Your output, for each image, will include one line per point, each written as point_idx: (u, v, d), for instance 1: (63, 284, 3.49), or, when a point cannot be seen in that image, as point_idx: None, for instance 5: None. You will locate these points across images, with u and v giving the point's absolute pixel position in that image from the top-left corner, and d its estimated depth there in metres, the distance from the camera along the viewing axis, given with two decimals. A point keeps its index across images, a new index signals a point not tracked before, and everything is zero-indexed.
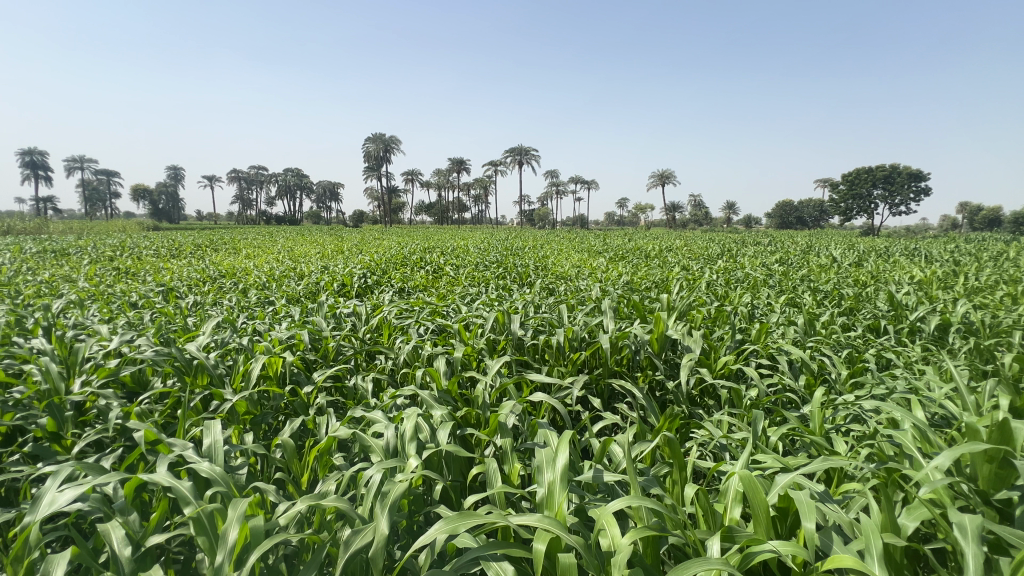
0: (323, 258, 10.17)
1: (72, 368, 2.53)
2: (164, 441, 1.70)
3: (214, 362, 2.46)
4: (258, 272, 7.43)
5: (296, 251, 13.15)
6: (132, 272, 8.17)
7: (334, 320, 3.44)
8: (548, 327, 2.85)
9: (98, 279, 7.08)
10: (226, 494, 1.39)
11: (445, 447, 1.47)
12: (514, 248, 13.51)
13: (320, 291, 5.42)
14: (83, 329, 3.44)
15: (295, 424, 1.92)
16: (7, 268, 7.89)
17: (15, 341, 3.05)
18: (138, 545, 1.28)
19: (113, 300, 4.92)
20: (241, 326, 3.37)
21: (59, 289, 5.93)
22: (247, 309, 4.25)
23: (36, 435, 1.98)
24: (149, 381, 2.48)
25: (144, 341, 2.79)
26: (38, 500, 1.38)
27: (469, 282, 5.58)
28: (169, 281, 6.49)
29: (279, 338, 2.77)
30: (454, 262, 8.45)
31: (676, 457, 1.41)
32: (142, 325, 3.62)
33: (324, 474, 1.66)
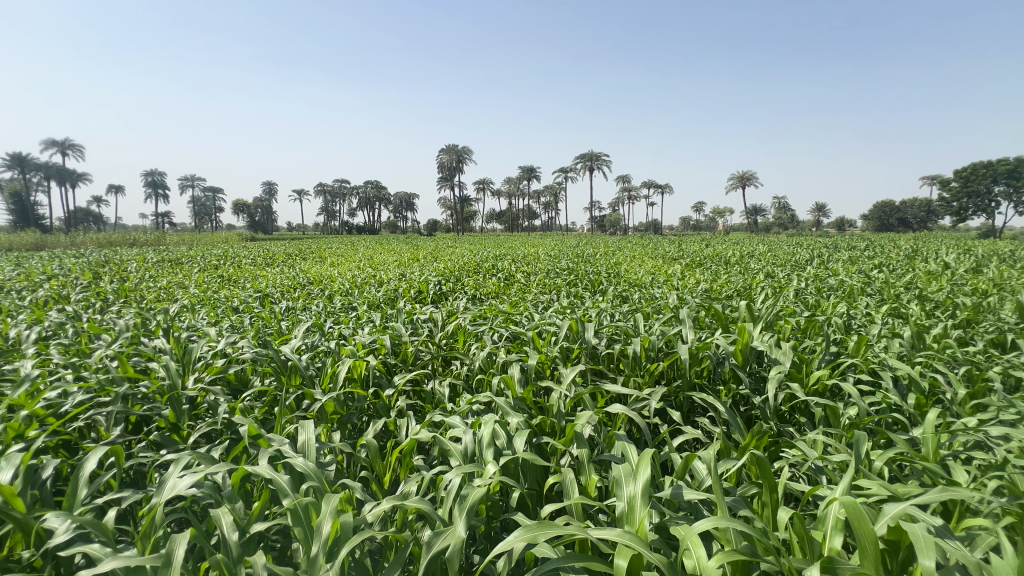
0: (400, 266, 10.63)
1: (187, 365, 2.82)
2: (264, 436, 1.85)
3: (305, 364, 2.64)
4: (343, 280, 7.90)
5: (377, 259, 13.85)
6: (234, 279, 9.00)
7: (411, 326, 3.57)
8: (624, 336, 2.78)
9: (206, 286, 7.87)
10: (319, 488, 1.49)
11: (521, 455, 1.48)
12: (583, 255, 13.38)
13: (398, 298, 5.67)
14: (194, 331, 3.83)
15: (378, 425, 2.01)
16: (133, 276, 8.96)
17: (141, 341, 3.45)
18: (243, 531, 1.40)
19: (219, 305, 5.42)
20: (328, 330, 3.59)
21: (176, 295, 6.65)
22: (332, 314, 4.51)
23: (158, 425, 2.23)
24: (250, 380, 2.71)
25: (246, 344, 3.05)
26: (162, 484, 1.55)
27: (540, 289, 5.60)
28: (265, 287, 7.07)
29: (362, 342, 2.91)
30: (525, 269, 8.51)
31: (766, 477, 1.33)
32: (243, 328, 3.96)
33: (405, 475, 1.73)
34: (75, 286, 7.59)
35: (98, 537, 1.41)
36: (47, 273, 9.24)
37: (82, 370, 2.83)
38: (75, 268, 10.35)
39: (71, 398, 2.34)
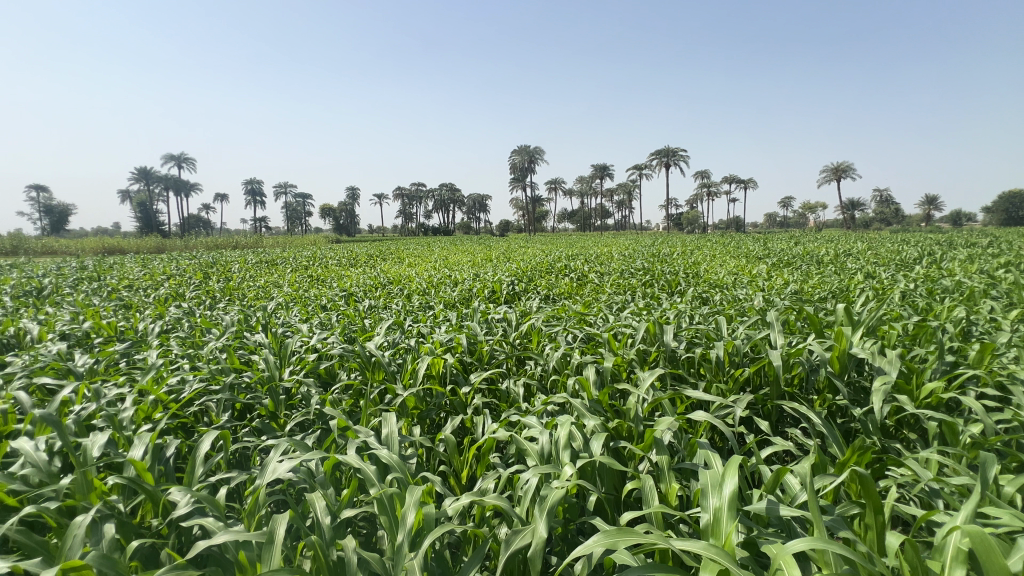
0: (473, 267, 10.85)
1: (284, 358, 3.06)
2: (352, 428, 1.97)
3: (387, 360, 2.77)
4: (420, 279, 8.22)
5: (452, 259, 14.29)
6: (322, 279, 9.65)
7: (485, 325, 3.64)
8: (705, 340, 2.65)
9: (298, 285, 8.50)
10: (402, 480, 1.56)
11: (599, 458, 1.46)
12: (658, 254, 12.93)
13: (472, 297, 5.81)
14: (289, 327, 4.14)
15: (456, 422, 2.07)
16: (236, 276, 9.88)
17: (244, 335, 3.79)
18: (334, 516, 1.50)
19: (309, 303, 5.82)
20: (407, 327, 3.75)
21: (272, 294, 7.22)
22: (411, 313, 4.69)
23: (259, 413, 2.43)
24: (338, 374, 2.88)
25: (334, 340, 3.26)
26: (264, 467, 1.70)
27: (614, 290, 5.49)
28: (350, 287, 7.52)
29: (440, 340, 3.01)
30: (598, 269, 8.39)
31: (871, 497, 1.21)
32: (331, 325, 4.24)
33: (482, 472, 1.77)
34: (190, 284, 8.50)
35: (211, 511, 1.57)
36: (167, 274, 10.38)
37: (196, 360, 3.15)
38: (189, 269, 11.56)
39: (188, 385, 2.61)
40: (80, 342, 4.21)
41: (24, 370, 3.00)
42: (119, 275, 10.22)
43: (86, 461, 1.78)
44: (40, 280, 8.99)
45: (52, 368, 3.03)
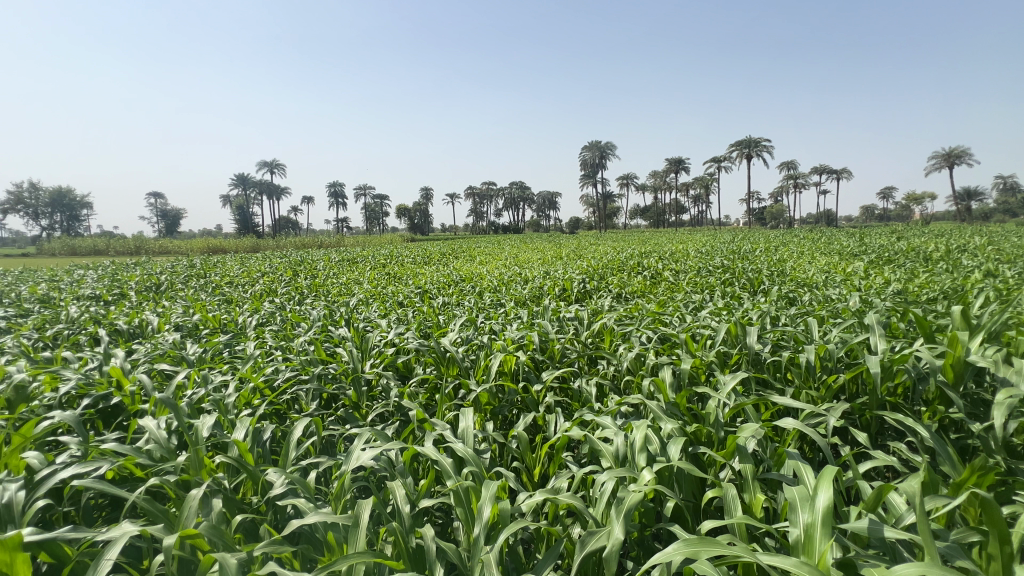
0: (543, 264, 10.86)
1: (365, 351, 3.23)
2: (429, 421, 2.04)
3: (461, 356, 2.84)
4: (491, 277, 8.35)
5: (522, 257, 14.39)
6: (399, 276, 10.07)
7: (557, 323, 3.63)
8: (793, 343, 2.48)
9: (378, 282, 8.94)
10: (477, 474, 1.60)
11: (677, 463, 1.42)
12: (739, 250, 12.23)
13: (543, 295, 5.81)
14: (369, 322, 4.37)
15: (528, 419, 2.09)
16: (322, 274, 10.57)
17: (329, 329, 4.04)
18: (413, 504, 1.57)
19: (387, 299, 6.11)
20: (480, 324, 3.82)
21: (354, 290, 7.65)
22: (483, 311, 4.78)
23: (344, 403, 2.59)
24: (414, 367, 2.99)
25: (411, 335, 3.39)
26: (349, 454, 1.81)
27: (690, 288, 5.27)
28: (425, 284, 7.79)
29: (512, 338, 3.04)
30: (673, 267, 8.09)
31: (994, 524, 1.08)
32: (408, 321, 4.41)
33: (554, 471, 1.77)
34: (282, 281, 9.20)
35: (303, 492, 1.69)
36: (263, 271, 11.30)
37: (287, 352, 3.40)
38: (282, 267, 12.52)
39: (281, 374, 2.83)
40: (191, 332, 4.69)
41: (147, 357, 3.40)
42: (223, 272, 11.28)
43: (198, 440, 1.99)
44: (160, 277, 10.13)
45: (169, 356, 3.40)
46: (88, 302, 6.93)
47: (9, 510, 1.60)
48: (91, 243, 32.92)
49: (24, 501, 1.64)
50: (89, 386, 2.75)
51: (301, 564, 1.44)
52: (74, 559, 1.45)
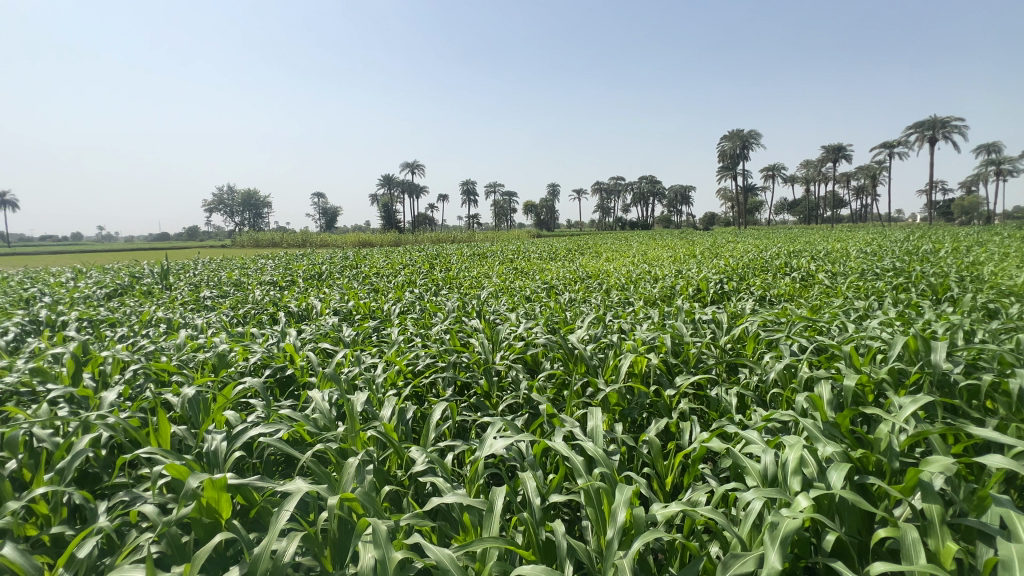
0: (673, 263, 10.34)
1: (496, 343, 3.35)
2: (558, 416, 2.06)
3: (590, 354, 2.82)
4: (619, 275, 8.16)
5: (651, 255, 13.87)
6: (525, 271, 10.31)
7: (691, 325, 3.42)
8: (996, 365, 2.05)
9: (506, 277, 9.25)
10: (608, 475, 1.58)
11: (840, 492, 1.26)
12: (917, 250, 10.42)
13: (674, 295, 5.53)
14: (498, 315, 4.54)
15: (661, 424, 2.00)
16: (455, 268, 11.24)
17: (463, 320, 4.28)
18: (543, 498, 1.60)
19: (515, 294, 6.28)
20: (608, 322, 3.75)
21: (484, 283, 8.01)
22: (610, 309, 4.69)
23: (476, 391, 2.72)
24: (542, 362, 3.03)
25: (539, 330, 3.44)
26: (483, 441, 1.90)
27: (852, 293, 4.62)
28: (551, 280, 7.88)
29: (642, 338, 2.93)
30: (830, 268, 7.16)
31: None
32: (535, 315, 4.49)
33: (689, 482, 1.68)
34: (420, 273, 9.96)
35: (441, 472, 1.82)
36: (404, 263, 12.37)
37: (426, 339, 3.67)
38: (420, 260, 13.58)
39: (421, 360, 3.06)
40: (346, 317, 5.29)
41: (313, 336, 3.90)
42: (371, 264, 12.55)
43: (354, 414, 2.24)
44: (322, 266, 11.60)
45: (330, 337, 3.88)
46: (269, 287, 8.19)
47: (215, 456, 1.94)
48: (271, 237, 38.79)
49: (225, 451, 1.98)
50: (270, 358, 3.24)
51: (439, 539, 1.55)
52: (260, 505, 1.72)
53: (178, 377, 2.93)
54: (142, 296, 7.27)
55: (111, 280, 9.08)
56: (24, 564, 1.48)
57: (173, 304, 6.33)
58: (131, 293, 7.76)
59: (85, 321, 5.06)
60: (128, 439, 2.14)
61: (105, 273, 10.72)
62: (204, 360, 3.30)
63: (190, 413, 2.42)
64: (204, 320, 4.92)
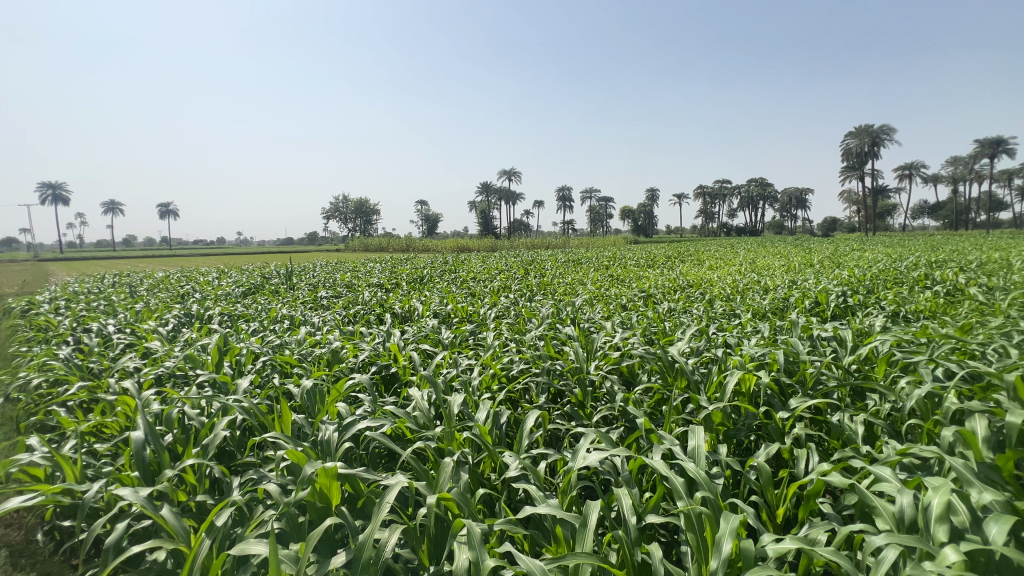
0: (786, 272, 9.51)
1: (590, 352, 3.30)
2: (656, 432, 1.98)
3: (691, 369, 2.66)
4: (723, 284, 7.67)
5: (761, 263, 12.83)
6: (621, 279, 10.06)
7: (808, 342, 3.11)
8: None
9: (601, 284, 9.10)
10: (711, 501, 1.49)
11: (1002, 549, 1.07)
12: None
13: (787, 308, 5.08)
14: (593, 323, 4.47)
15: (772, 450, 1.83)
16: (549, 274, 11.27)
17: (557, 327, 4.27)
18: (639, 517, 1.54)
19: (610, 302, 6.14)
20: (711, 335, 3.53)
21: (578, 290, 7.94)
22: (713, 321, 4.42)
23: (570, 400, 2.69)
24: (639, 374, 2.92)
25: (636, 341, 3.33)
26: (577, 452, 1.88)
27: (1016, 312, 3.92)
28: (649, 288, 7.61)
29: (751, 354, 2.72)
30: (987, 281, 6.14)
31: None
32: (632, 325, 4.36)
33: (804, 516, 1.53)
34: (515, 279, 10.12)
35: (534, 480, 1.83)
36: (500, 269, 12.65)
37: (521, 345, 3.70)
38: (515, 266, 13.82)
39: (516, 365, 3.09)
40: (445, 319, 5.52)
41: (415, 337, 4.12)
42: (468, 269, 12.99)
43: (451, 415, 2.32)
44: (423, 271, 12.23)
45: (430, 338, 4.07)
46: (377, 289, 8.79)
47: (327, 444, 2.11)
48: (379, 242, 41.67)
49: (336, 441, 2.14)
50: (377, 356, 3.46)
51: (530, 548, 1.55)
52: (366, 495, 1.83)
53: (298, 369, 3.23)
54: (271, 295, 8.16)
55: (247, 280, 10.32)
56: (175, 525, 1.71)
57: (295, 303, 7.02)
58: (263, 291, 8.74)
59: (225, 316, 5.78)
60: (257, 424, 2.39)
61: (242, 273, 12.20)
62: (321, 355, 3.61)
63: (308, 404, 2.66)
64: (321, 318, 5.39)
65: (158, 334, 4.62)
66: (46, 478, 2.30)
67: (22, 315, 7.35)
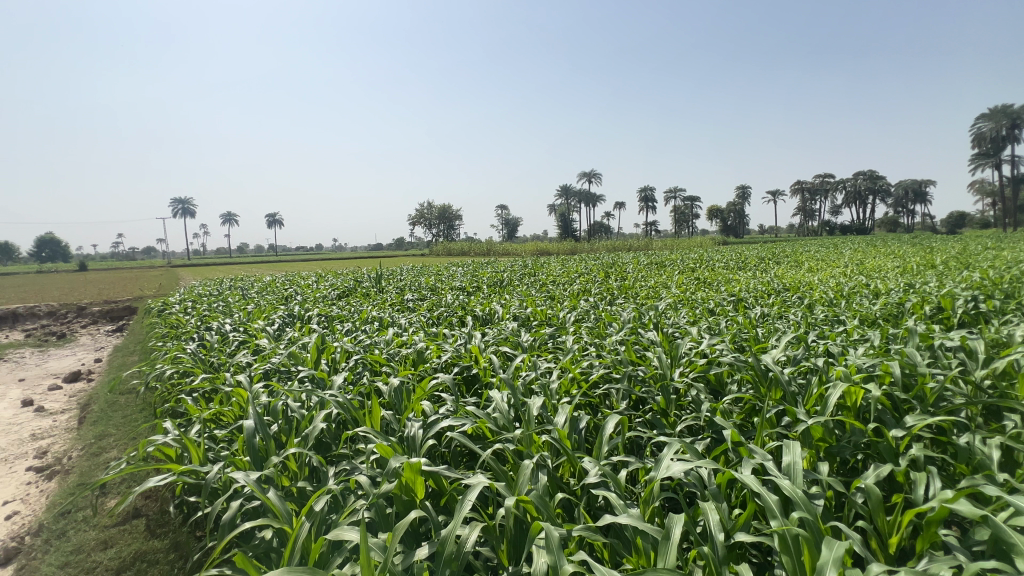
0: (901, 274, 8.55)
1: (674, 358, 3.16)
2: (746, 445, 1.86)
3: (787, 379, 2.47)
4: (825, 287, 7.05)
5: (871, 264, 11.61)
6: (708, 282, 9.58)
7: (929, 352, 2.77)
8: None
9: (685, 287, 8.73)
10: (810, 523, 1.38)
11: None
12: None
13: (902, 315, 4.55)
14: (677, 328, 4.29)
15: (883, 472, 1.65)
16: (630, 277, 11.03)
17: (639, 331, 4.15)
18: (728, 534, 1.46)
19: (697, 306, 5.87)
20: (811, 343, 3.26)
21: (662, 294, 7.67)
22: (813, 328, 4.07)
23: (652, 407, 2.60)
24: (728, 383, 2.76)
25: (724, 347, 3.15)
26: (660, 462, 1.82)
27: None
28: (739, 291, 7.18)
29: (858, 365, 2.48)
30: None
31: None
32: (720, 330, 4.13)
33: (923, 548, 1.37)
34: (594, 282, 9.99)
35: (614, 487, 1.80)
36: (580, 272, 12.57)
37: (601, 349, 3.64)
38: (595, 269, 13.63)
39: (595, 369, 3.05)
40: (524, 322, 5.57)
41: (495, 340, 4.19)
42: (547, 272, 13.03)
43: (530, 419, 2.34)
44: (504, 274, 12.44)
45: (509, 341, 4.13)
46: (459, 292, 9.07)
47: (413, 441, 2.20)
48: (461, 248, 42.79)
49: (421, 438, 2.23)
50: (459, 357, 3.57)
51: (611, 557, 1.53)
52: (449, 492, 1.90)
53: (386, 368, 3.41)
54: (363, 298, 8.71)
55: (342, 283, 11.09)
56: (280, 507, 1.88)
57: (385, 305, 7.43)
58: (355, 294, 9.34)
59: (323, 317, 6.26)
60: (350, 418, 2.56)
61: (337, 277, 13.15)
62: (407, 355, 3.79)
63: (396, 401, 2.80)
64: (407, 320, 5.66)
65: (266, 332, 5.09)
66: (177, 458, 2.62)
67: (159, 314, 8.44)
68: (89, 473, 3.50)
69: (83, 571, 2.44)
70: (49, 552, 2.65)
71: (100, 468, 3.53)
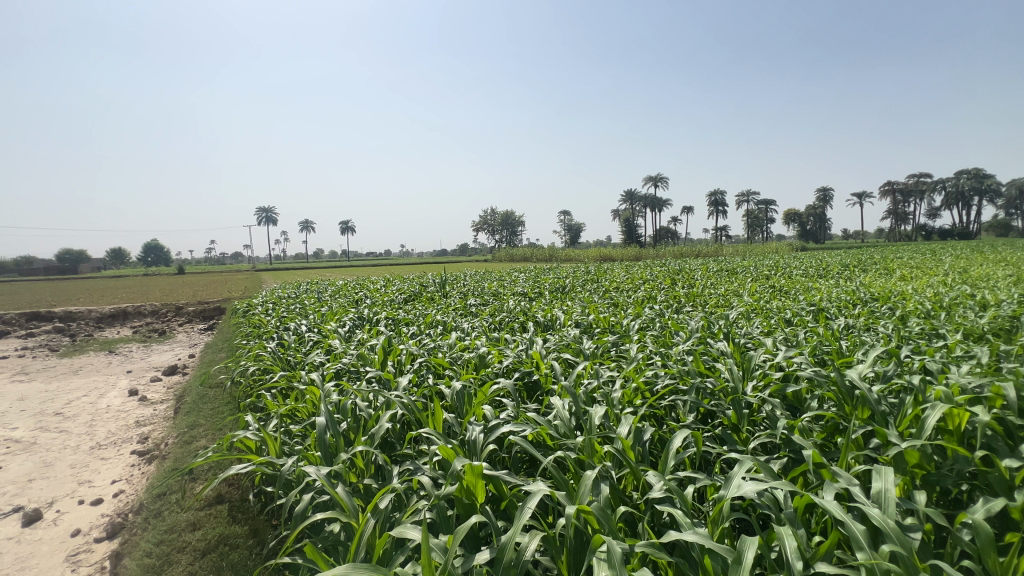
0: (1013, 284, 7.64)
1: (746, 370, 3.00)
2: (828, 468, 1.72)
3: (876, 397, 2.25)
4: (921, 298, 6.43)
5: (975, 272, 10.45)
6: (783, 290, 9.04)
7: None
8: None
9: (759, 295, 8.28)
10: (906, 559, 1.25)
11: None
12: None
13: (1016, 330, 4.05)
14: (750, 338, 4.06)
15: (994, 508, 1.47)
16: (696, 284, 10.67)
17: (708, 342, 3.96)
18: (807, 563, 1.35)
19: (771, 316, 5.54)
20: (905, 358, 2.96)
21: (732, 302, 7.30)
22: (907, 342, 3.71)
23: (722, 422, 2.46)
24: (807, 400, 2.57)
25: (803, 360, 2.94)
26: (731, 479, 1.72)
27: None
28: (820, 300, 6.70)
29: (961, 385, 2.22)
30: None
31: None
32: (798, 342, 3.87)
33: None
34: (659, 289, 9.71)
35: (679, 503, 1.72)
36: (644, 278, 12.26)
37: (667, 359, 3.52)
38: (660, 275, 13.23)
39: (661, 380, 2.94)
40: (586, 329, 5.50)
41: (556, 347, 4.16)
42: (609, 278, 12.83)
43: (592, 428, 2.30)
44: (566, 280, 12.35)
45: (571, 347, 4.08)
46: (521, 297, 9.10)
47: (474, 444, 2.23)
48: (523, 253, 42.94)
49: (482, 441, 2.25)
50: (520, 363, 3.57)
51: None
52: (509, 498, 1.90)
53: (450, 372, 3.48)
54: (428, 302, 8.97)
55: (409, 288, 11.49)
56: (348, 502, 1.96)
57: (448, 309, 7.63)
58: (421, 298, 9.62)
59: (390, 320, 6.51)
60: (414, 419, 2.63)
61: (404, 282, 13.65)
62: (469, 359, 3.84)
63: (458, 404, 2.84)
64: (470, 325, 5.75)
65: (338, 334, 5.36)
66: (256, 450, 2.81)
67: (244, 315, 9.11)
68: (181, 459, 3.82)
69: (174, 549, 2.66)
70: (147, 530, 2.92)
71: (191, 455, 3.85)
